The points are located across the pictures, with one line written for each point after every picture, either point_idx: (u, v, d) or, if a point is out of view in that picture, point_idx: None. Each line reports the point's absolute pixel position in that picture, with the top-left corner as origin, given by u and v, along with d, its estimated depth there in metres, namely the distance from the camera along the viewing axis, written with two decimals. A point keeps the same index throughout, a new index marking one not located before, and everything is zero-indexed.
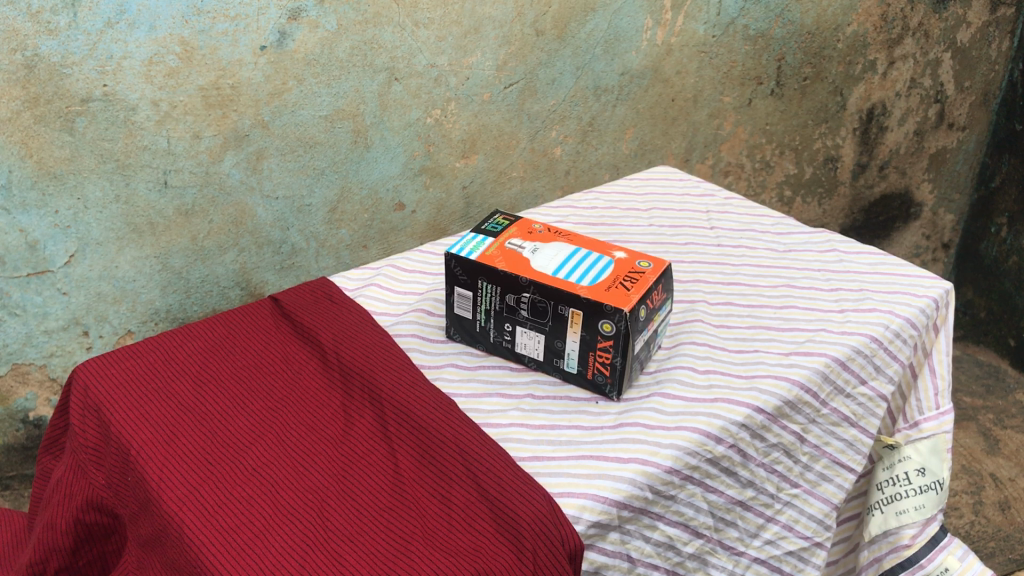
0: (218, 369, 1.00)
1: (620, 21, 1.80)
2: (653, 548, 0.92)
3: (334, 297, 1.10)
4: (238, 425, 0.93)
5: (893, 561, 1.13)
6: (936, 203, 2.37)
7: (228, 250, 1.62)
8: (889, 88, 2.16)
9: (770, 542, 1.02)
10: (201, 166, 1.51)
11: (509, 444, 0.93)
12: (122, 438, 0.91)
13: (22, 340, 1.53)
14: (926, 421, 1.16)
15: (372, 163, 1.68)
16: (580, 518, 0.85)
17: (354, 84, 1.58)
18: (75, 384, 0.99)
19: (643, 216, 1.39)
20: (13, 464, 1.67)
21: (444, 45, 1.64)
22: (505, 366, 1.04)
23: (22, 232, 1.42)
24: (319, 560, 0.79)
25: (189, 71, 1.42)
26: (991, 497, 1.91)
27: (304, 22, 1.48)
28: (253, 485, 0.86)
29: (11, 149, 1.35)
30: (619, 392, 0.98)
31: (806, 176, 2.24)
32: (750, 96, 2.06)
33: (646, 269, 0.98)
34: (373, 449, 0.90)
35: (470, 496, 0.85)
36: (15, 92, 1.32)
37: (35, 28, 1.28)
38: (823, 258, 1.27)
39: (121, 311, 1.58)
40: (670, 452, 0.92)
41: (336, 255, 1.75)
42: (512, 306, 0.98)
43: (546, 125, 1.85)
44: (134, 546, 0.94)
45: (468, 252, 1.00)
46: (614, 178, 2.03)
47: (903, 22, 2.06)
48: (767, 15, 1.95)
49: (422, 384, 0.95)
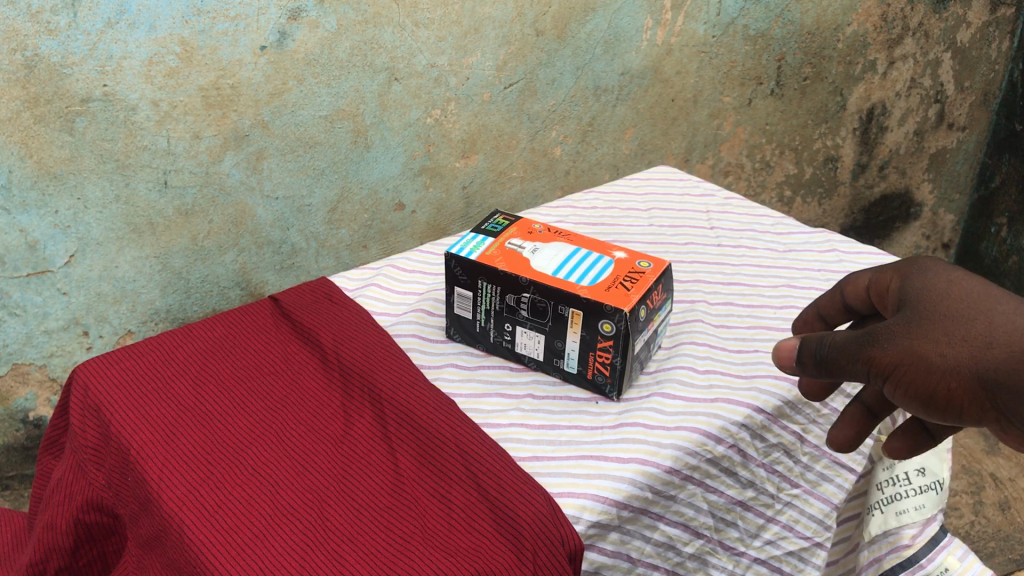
0: (218, 369, 1.00)
1: (620, 21, 1.80)
2: (652, 548, 0.93)
3: (334, 297, 1.10)
4: (239, 425, 0.92)
5: (893, 560, 1.13)
6: (936, 203, 2.38)
7: (228, 250, 1.62)
8: (889, 88, 2.16)
9: (770, 542, 1.03)
10: (201, 166, 1.51)
11: (508, 444, 0.93)
12: (122, 438, 0.91)
13: (22, 340, 1.52)
14: None
15: (372, 163, 1.69)
16: (580, 518, 0.85)
17: (354, 84, 1.58)
18: (75, 384, 0.99)
19: (643, 216, 1.39)
20: (13, 464, 1.66)
21: (444, 45, 1.64)
22: (505, 366, 1.04)
23: (22, 232, 1.42)
24: (320, 560, 0.79)
25: (189, 71, 1.42)
26: (992, 497, 1.92)
27: (304, 22, 1.48)
28: (254, 485, 0.86)
29: (11, 149, 1.35)
30: (619, 392, 0.98)
31: (806, 176, 2.24)
32: (750, 96, 2.06)
33: (646, 269, 0.98)
34: (374, 449, 0.90)
35: (470, 496, 0.85)
36: (15, 92, 1.31)
37: (36, 28, 1.28)
38: (823, 258, 1.27)
39: (121, 311, 1.58)
40: (670, 452, 0.92)
41: (336, 255, 1.76)
42: (512, 306, 0.98)
43: (546, 125, 1.85)
44: (133, 546, 0.94)
45: (468, 252, 1.00)
46: (614, 177, 2.03)
47: (903, 23, 2.06)
48: (767, 15, 1.95)
49: (422, 384, 0.95)
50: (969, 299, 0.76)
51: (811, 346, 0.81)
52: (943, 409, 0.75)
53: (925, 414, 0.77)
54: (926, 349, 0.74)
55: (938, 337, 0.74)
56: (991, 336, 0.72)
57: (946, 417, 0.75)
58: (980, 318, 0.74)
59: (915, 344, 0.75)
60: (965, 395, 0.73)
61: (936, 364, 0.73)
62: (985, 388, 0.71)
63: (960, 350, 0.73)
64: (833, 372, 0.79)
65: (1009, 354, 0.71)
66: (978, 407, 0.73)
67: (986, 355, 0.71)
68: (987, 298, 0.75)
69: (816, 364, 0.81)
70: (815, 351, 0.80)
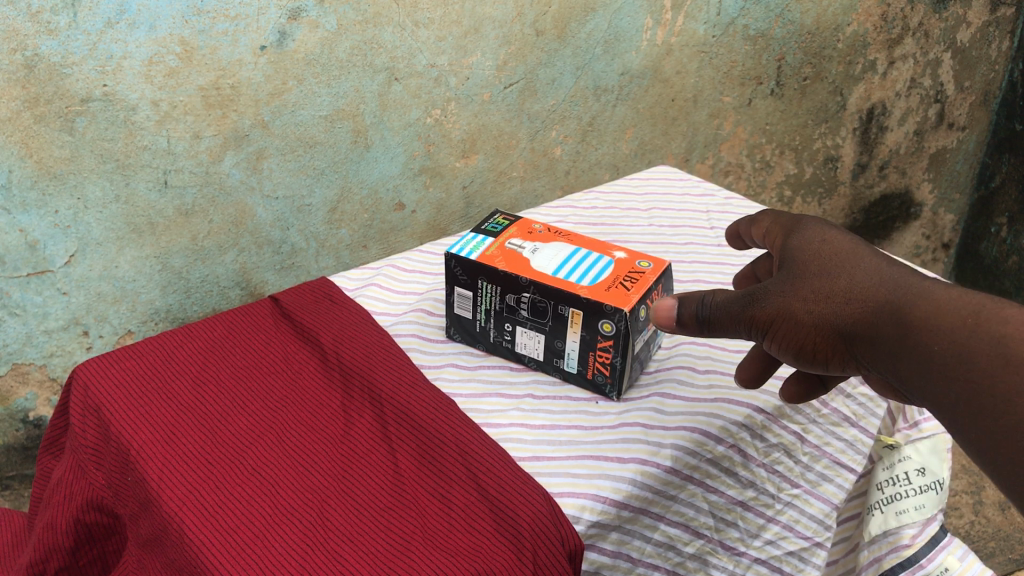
0: (218, 369, 1.00)
1: (620, 21, 1.80)
2: (652, 548, 0.93)
3: (334, 298, 1.11)
4: (239, 425, 0.92)
5: (893, 561, 1.12)
6: (936, 203, 2.38)
7: (228, 250, 1.62)
8: (889, 88, 2.16)
9: (771, 542, 1.03)
10: (201, 166, 1.51)
11: (508, 444, 0.93)
12: (122, 438, 0.91)
13: (22, 340, 1.52)
14: (926, 421, 1.15)
15: (372, 163, 1.69)
16: (580, 518, 0.85)
17: (354, 84, 1.58)
18: (75, 384, 0.99)
19: (643, 216, 1.39)
20: (13, 464, 1.66)
21: (444, 45, 1.64)
22: (505, 366, 1.04)
23: (22, 232, 1.42)
24: (320, 560, 0.79)
25: (189, 71, 1.42)
26: (992, 497, 1.92)
27: (304, 22, 1.48)
28: (254, 485, 0.86)
29: (11, 149, 1.34)
30: (619, 392, 0.98)
31: (806, 176, 2.24)
32: (750, 96, 2.06)
33: (646, 269, 0.98)
34: (374, 449, 0.90)
35: (470, 496, 0.85)
36: (15, 92, 1.31)
37: (36, 28, 1.28)
38: None
39: (121, 311, 1.58)
40: (670, 452, 0.92)
41: (336, 255, 1.76)
42: (512, 306, 0.98)
43: (546, 125, 1.85)
44: (133, 546, 0.94)
45: (468, 252, 1.00)
46: (614, 177, 2.03)
47: (903, 23, 2.06)
48: (767, 15, 1.95)
49: (422, 384, 0.96)
50: (835, 255, 0.81)
51: (691, 308, 0.86)
52: (811, 360, 0.82)
53: (799, 363, 0.84)
54: (795, 306, 0.80)
55: (805, 295, 0.80)
56: (850, 293, 0.77)
57: (816, 367, 0.82)
58: (843, 274, 0.79)
59: (785, 303, 0.80)
60: (828, 348, 0.79)
61: (803, 322, 0.79)
62: (844, 342, 0.78)
63: (823, 307, 0.78)
64: (714, 329, 0.85)
65: (864, 310, 0.76)
66: (840, 358, 0.80)
67: (845, 312, 0.77)
68: (853, 255, 0.80)
69: (696, 325, 0.86)
70: (695, 313, 0.86)
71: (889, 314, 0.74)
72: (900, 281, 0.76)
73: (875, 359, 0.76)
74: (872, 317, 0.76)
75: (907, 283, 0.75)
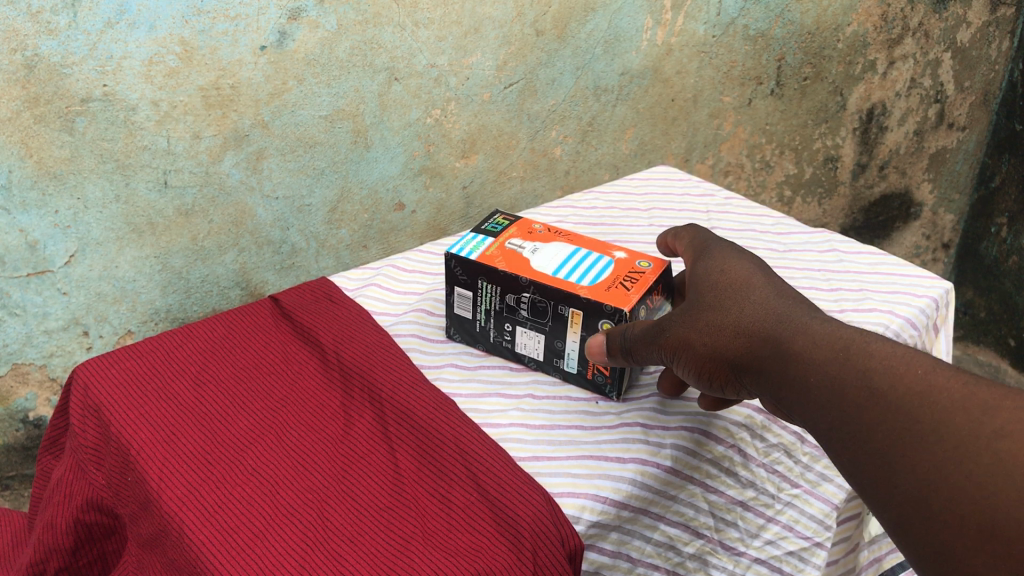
0: (218, 369, 1.00)
1: (620, 21, 1.80)
2: (652, 548, 0.93)
3: (334, 298, 1.11)
4: (239, 425, 0.92)
5: (890, 557, 1.18)
6: (936, 203, 2.38)
7: (228, 250, 1.62)
8: (889, 88, 2.16)
9: (771, 542, 1.00)
10: (201, 166, 1.51)
11: (509, 444, 0.93)
12: (122, 438, 0.91)
13: (22, 340, 1.51)
14: None
15: (372, 163, 1.69)
16: (580, 518, 0.86)
17: (354, 84, 1.58)
18: (75, 383, 0.99)
19: (643, 216, 1.39)
20: (13, 464, 1.66)
21: (444, 45, 1.64)
22: (505, 366, 1.04)
23: (22, 232, 1.41)
24: (320, 560, 0.79)
25: (189, 71, 1.42)
26: None
27: (304, 22, 1.48)
28: (254, 485, 0.86)
29: (11, 149, 1.34)
30: (619, 392, 0.98)
31: (806, 176, 2.25)
32: (750, 96, 2.06)
33: (646, 269, 0.98)
34: (374, 449, 0.90)
35: (470, 496, 0.85)
36: (15, 92, 1.31)
37: (35, 28, 1.28)
38: (823, 258, 1.27)
39: (121, 311, 1.58)
40: (670, 452, 0.93)
41: (336, 255, 1.76)
42: (512, 306, 0.98)
43: (546, 125, 1.85)
44: (134, 546, 0.94)
45: (468, 252, 1.00)
46: (614, 177, 2.03)
47: (903, 22, 2.06)
48: (767, 15, 1.95)
49: (423, 384, 0.96)
50: (728, 286, 0.83)
51: (619, 339, 0.88)
52: (710, 386, 0.84)
53: (697, 387, 0.86)
54: (691, 338, 0.82)
55: (700, 327, 0.82)
56: (738, 326, 0.79)
57: (715, 392, 0.85)
58: (734, 307, 0.80)
59: (683, 333, 0.83)
60: (722, 376, 0.81)
61: (699, 352, 0.82)
62: (734, 372, 0.80)
63: (715, 338, 0.80)
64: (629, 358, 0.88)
65: (750, 343, 0.78)
66: (733, 386, 0.82)
67: (733, 344, 0.79)
68: (745, 285, 0.82)
69: (625, 354, 0.88)
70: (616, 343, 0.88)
71: (771, 349, 0.77)
72: (784, 314, 0.78)
73: (762, 388, 0.78)
74: (757, 349, 0.78)
75: (790, 317, 0.78)
